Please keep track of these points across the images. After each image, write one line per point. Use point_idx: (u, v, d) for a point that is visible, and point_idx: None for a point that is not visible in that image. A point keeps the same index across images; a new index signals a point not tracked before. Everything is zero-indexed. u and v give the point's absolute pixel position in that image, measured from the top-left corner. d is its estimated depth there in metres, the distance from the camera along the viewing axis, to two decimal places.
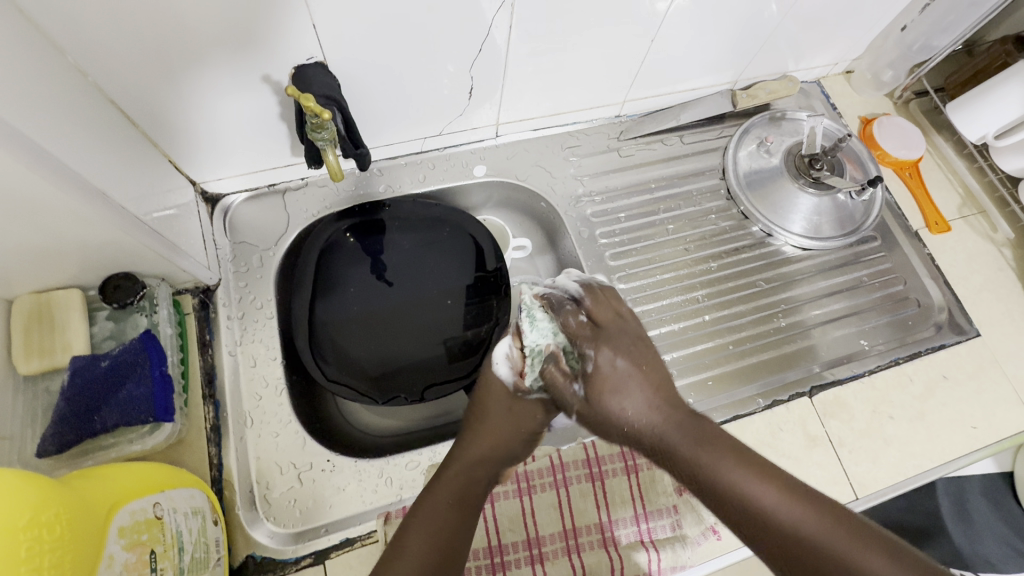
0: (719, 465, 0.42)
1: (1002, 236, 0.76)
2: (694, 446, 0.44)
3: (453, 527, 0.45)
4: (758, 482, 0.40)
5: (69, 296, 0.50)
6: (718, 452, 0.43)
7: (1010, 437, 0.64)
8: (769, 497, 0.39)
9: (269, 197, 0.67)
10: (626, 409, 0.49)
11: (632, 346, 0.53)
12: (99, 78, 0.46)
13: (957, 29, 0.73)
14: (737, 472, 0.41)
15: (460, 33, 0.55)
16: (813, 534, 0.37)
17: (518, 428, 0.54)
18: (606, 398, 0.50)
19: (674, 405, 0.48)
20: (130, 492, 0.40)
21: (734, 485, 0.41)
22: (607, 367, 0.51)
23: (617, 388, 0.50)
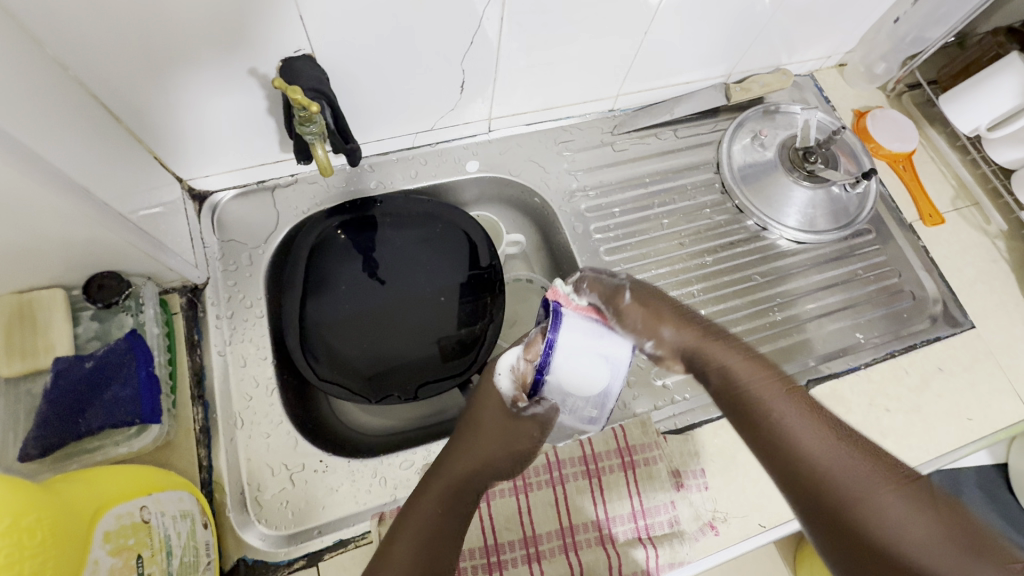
0: (775, 399, 0.45)
1: (995, 228, 0.76)
2: (755, 381, 0.47)
3: (438, 540, 0.43)
4: (806, 420, 0.42)
5: (53, 296, 0.49)
6: (777, 392, 0.46)
7: (1005, 428, 0.64)
8: (807, 429, 0.41)
9: (258, 194, 0.66)
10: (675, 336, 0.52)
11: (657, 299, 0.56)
12: (80, 72, 0.45)
13: (949, 21, 0.73)
14: (791, 409, 0.44)
15: (451, 26, 0.54)
16: (851, 473, 0.37)
17: (505, 444, 0.50)
18: (654, 318, 0.52)
19: (721, 348, 0.52)
20: (117, 495, 0.39)
21: (780, 412, 0.43)
22: (643, 289, 0.55)
23: (649, 301, 0.53)
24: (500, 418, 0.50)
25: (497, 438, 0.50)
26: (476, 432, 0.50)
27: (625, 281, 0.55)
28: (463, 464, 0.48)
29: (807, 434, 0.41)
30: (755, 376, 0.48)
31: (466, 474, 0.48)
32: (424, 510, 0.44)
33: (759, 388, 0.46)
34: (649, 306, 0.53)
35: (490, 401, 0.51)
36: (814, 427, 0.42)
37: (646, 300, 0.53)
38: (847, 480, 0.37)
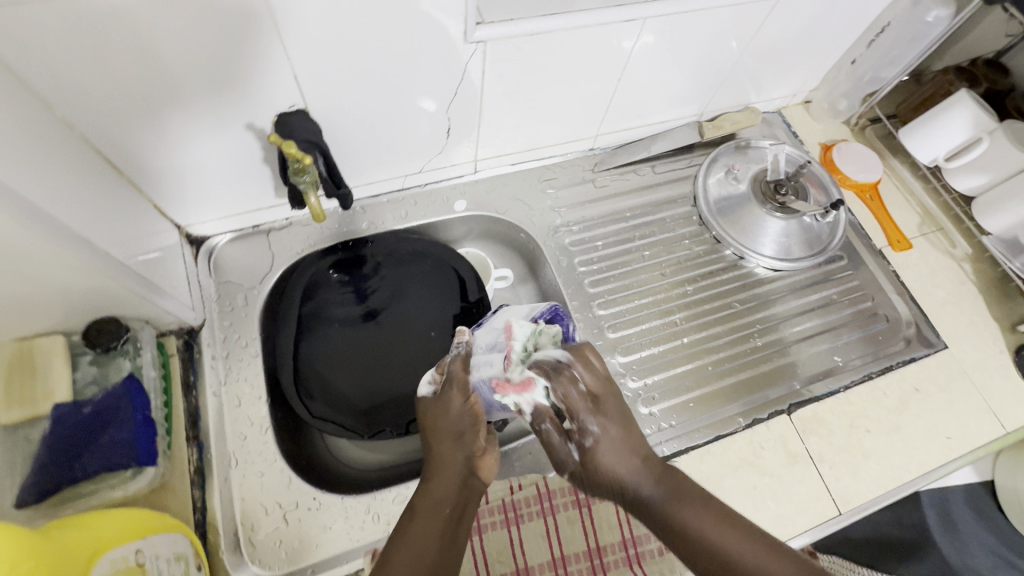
0: (695, 524, 0.41)
1: (961, 251, 0.80)
2: (674, 507, 0.43)
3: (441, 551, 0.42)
4: (727, 539, 0.40)
5: (52, 342, 0.50)
6: (692, 511, 0.42)
7: (983, 446, 0.66)
8: (739, 556, 0.39)
9: (254, 237, 0.68)
10: (625, 469, 0.45)
11: (625, 416, 0.48)
12: (86, 130, 0.48)
13: (903, 61, 0.79)
14: (715, 534, 0.40)
15: (436, 76, 0.58)
16: None
17: (470, 440, 0.50)
18: (598, 462, 0.46)
19: (651, 460, 0.46)
20: (113, 538, 0.40)
21: (699, 535, 0.41)
22: (607, 440, 0.47)
23: (612, 451, 0.46)
24: (450, 414, 0.51)
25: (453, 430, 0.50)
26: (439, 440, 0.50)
27: (591, 425, 0.47)
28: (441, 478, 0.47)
29: (738, 553, 0.39)
30: (674, 494, 0.43)
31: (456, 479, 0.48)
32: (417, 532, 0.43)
33: (668, 503, 0.43)
34: (599, 457, 0.46)
35: (432, 411, 0.52)
36: (741, 539, 0.40)
37: (598, 448, 0.47)
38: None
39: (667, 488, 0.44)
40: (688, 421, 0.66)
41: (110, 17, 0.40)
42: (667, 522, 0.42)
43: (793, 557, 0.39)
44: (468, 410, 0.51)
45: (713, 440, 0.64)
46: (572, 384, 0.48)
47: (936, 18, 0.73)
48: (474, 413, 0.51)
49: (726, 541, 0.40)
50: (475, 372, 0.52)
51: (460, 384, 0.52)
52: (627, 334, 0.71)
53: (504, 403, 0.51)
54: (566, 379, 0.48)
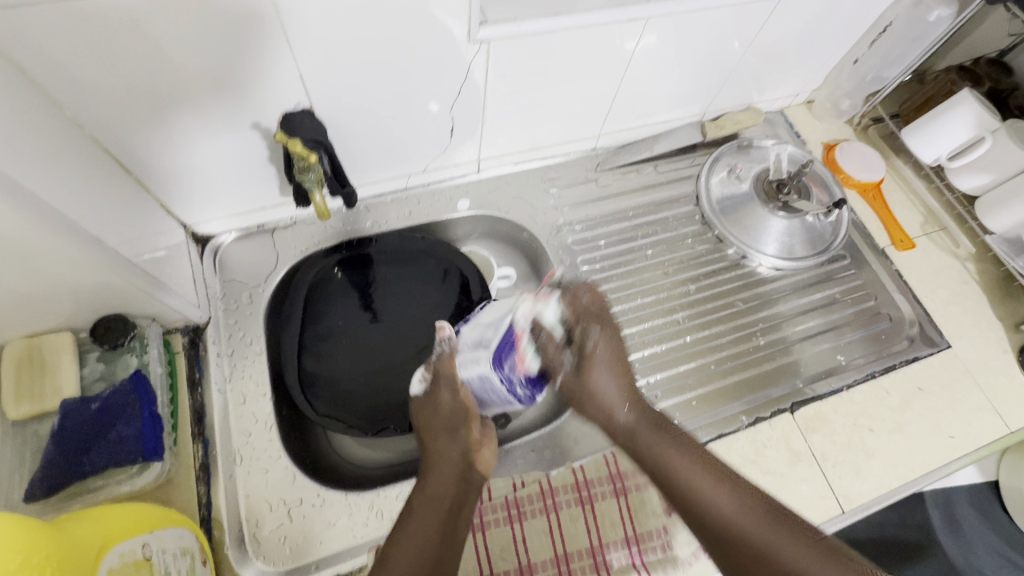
0: (674, 457, 0.51)
1: (964, 250, 0.80)
2: (654, 437, 0.54)
3: (438, 542, 0.45)
4: (700, 475, 0.50)
5: (60, 339, 0.51)
6: (673, 446, 0.52)
7: (986, 445, 0.66)
8: (708, 486, 0.49)
9: (259, 236, 0.69)
10: (611, 392, 0.57)
11: (617, 339, 0.59)
12: (95, 130, 0.48)
13: (905, 60, 0.79)
14: (689, 467, 0.50)
15: (440, 77, 0.58)
16: (746, 522, 0.46)
17: (463, 435, 0.54)
18: (590, 376, 0.57)
19: (645, 406, 0.56)
20: (122, 533, 0.40)
21: (675, 469, 0.51)
22: (602, 350, 0.58)
23: (603, 366, 0.58)
24: (443, 411, 0.55)
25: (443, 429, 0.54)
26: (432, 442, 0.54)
27: (590, 340, 0.58)
28: (439, 475, 0.51)
29: (709, 492, 0.48)
30: (658, 428, 0.54)
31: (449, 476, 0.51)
32: (416, 525, 0.46)
33: (655, 443, 0.53)
34: (591, 366, 0.57)
35: (425, 411, 0.56)
36: (714, 482, 0.49)
37: (594, 362, 0.57)
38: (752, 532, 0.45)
39: (654, 429, 0.54)
40: (691, 419, 0.66)
41: (119, 17, 0.41)
42: (655, 460, 0.52)
43: (754, 495, 0.48)
44: (459, 406, 0.55)
45: (716, 438, 0.64)
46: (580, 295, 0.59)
47: (938, 17, 0.73)
48: (465, 409, 0.55)
49: (699, 478, 0.49)
50: (464, 369, 0.54)
51: (449, 382, 0.55)
52: (629, 333, 0.71)
53: (502, 398, 0.54)
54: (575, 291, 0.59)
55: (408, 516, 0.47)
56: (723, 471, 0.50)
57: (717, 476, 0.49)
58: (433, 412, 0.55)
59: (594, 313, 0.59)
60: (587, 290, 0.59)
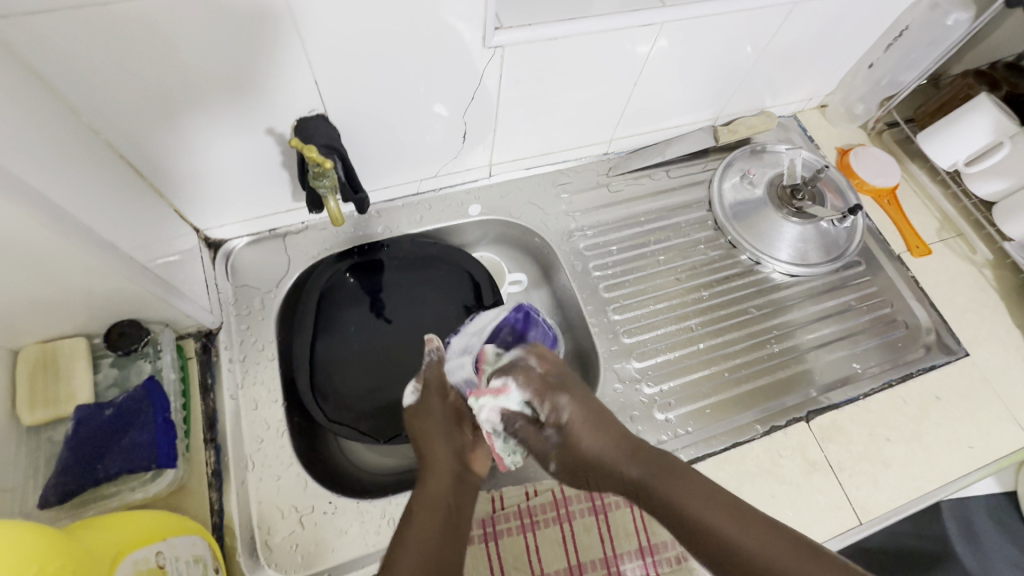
0: (694, 504, 0.45)
1: (981, 257, 0.79)
2: (669, 488, 0.47)
3: (442, 543, 0.43)
4: (728, 519, 0.44)
5: (74, 345, 0.51)
6: (693, 495, 0.46)
7: (1007, 455, 0.65)
8: (741, 537, 0.43)
9: (271, 241, 0.69)
10: (606, 451, 0.50)
11: (590, 399, 0.52)
12: (111, 136, 0.48)
13: (920, 65, 0.78)
14: (709, 509, 0.45)
15: (453, 82, 0.58)
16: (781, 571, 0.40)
17: (457, 437, 0.54)
18: (579, 446, 0.51)
19: (643, 450, 0.50)
20: (135, 539, 0.40)
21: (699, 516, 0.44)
22: (579, 416, 0.51)
23: (584, 432, 0.51)
24: (435, 414, 0.55)
25: (439, 432, 0.53)
26: (429, 446, 0.52)
27: (563, 407, 0.51)
28: (437, 477, 0.49)
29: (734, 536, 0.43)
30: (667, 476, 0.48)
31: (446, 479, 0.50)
32: (420, 525, 0.44)
33: (668, 487, 0.47)
34: (575, 437, 0.51)
35: (417, 417, 0.55)
36: (739, 525, 0.43)
37: (576, 432, 0.51)
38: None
39: (663, 473, 0.48)
40: (704, 427, 0.65)
41: (133, 23, 0.41)
42: (669, 504, 0.46)
43: (792, 540, 0.42)
44: (449, 409, 0.55)
45: (731, 447, 0.63)
46: (529, 370, 0.51)
47: (956, 22, 0.72)
48: (455, 411, 0.55)
49: (733, 526, 0.43)
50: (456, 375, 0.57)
51: (436, 387, 0.57)
52: (641, 340, 0.71)
53: None
54: (523, 368, 0.51)
55: (410, 520, 0.45)
56: (751, 512, 0.44)
57: (744, 520, 0.43)
58: (428, 418, 0.55)
59: (553, 386, 0.51)
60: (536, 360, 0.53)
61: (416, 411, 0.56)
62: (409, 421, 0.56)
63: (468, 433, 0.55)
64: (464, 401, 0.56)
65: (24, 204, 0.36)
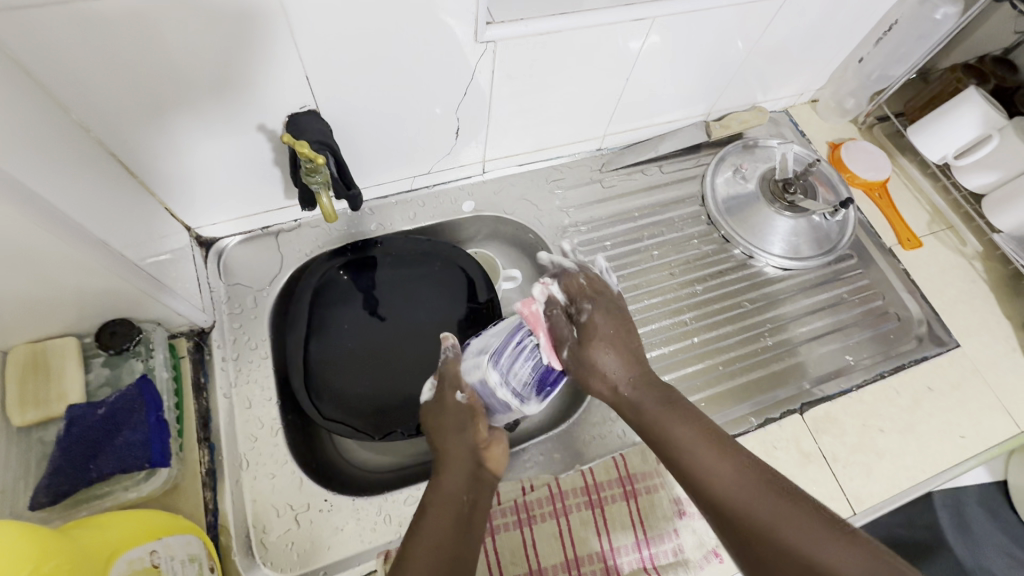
0: (678, 426, 0.48)
1: (971, 249, 0.79)
2: (660, 408, 0.50)
3: (453, 546, 0.45)
4: (707, 447, 0.46)
5: (64, 344, 0.50)
6: (677, 422, 0.49)
7: (998, 444, 0.66)
8: (714, 470, 0.45)
9: (263, 239, 0.68)
10: (610, 368, 0.53)
11: (619, 312, 0.56)
12: (101, 134, 0.48)
13: (910, 59, 0.79)
14: (689, 434, 0.48)
15: (444, 76, 0.58)
16: (748, 500, 0.43)
17: (470, 434, 0.52)
18: (591, 347, 0.53)
19: (649, 378, 0.53)
20: (129, 540, 0.40)
21: (685, 445, 0.47)
22: (601, 327, 0.54)
23: (602, 340, 0.54)
24: (449, 411, 0.54)
25: (455, 429, 0.53)
26: (444, 440, 0.53)
27: (589, 309, 0.55)
28: (454, 476, 0.50)
29: (710, 462, 0.45)
30: (666, 403, 0.50)
31: (462, 479, 0.50)
32: (429, 524, 0.46)
33: (658, 414, 0.50)
34: (590, 340, 0.54)
35: (432, 409, 0.55)
36: (719, 458, 0.46)
37: (592, 336, 0.54)
38: (757, 514, 0.42)
39: (658, 401, 0.51)
40: None
41: (121, 19, 0.41)
42: (656, 427, 0.49)
43: (769, 479, 0.43)
44: (464, 407, 0.54)
45: None
46: (577, 277, 0.57)
47: (944, 15, 0.73)
48: (471, 408, 0.54)
49: (713, 461, 0.45)
50: (469, 375, 0.55)
51: (452, 379, 0.56)
52: (636, 335, 0.71)
53: (502, 402, 0.53)
54: (571, 276, 0.58)
55: (422, 517, 0.47)
56: (740, 452, 0.46)
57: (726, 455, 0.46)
58: (443, 412, 0.54)
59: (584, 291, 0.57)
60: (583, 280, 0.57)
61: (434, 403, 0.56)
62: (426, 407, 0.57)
63: (483, 430, 0.53)
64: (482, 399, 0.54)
65: (20, 206, 0.37)
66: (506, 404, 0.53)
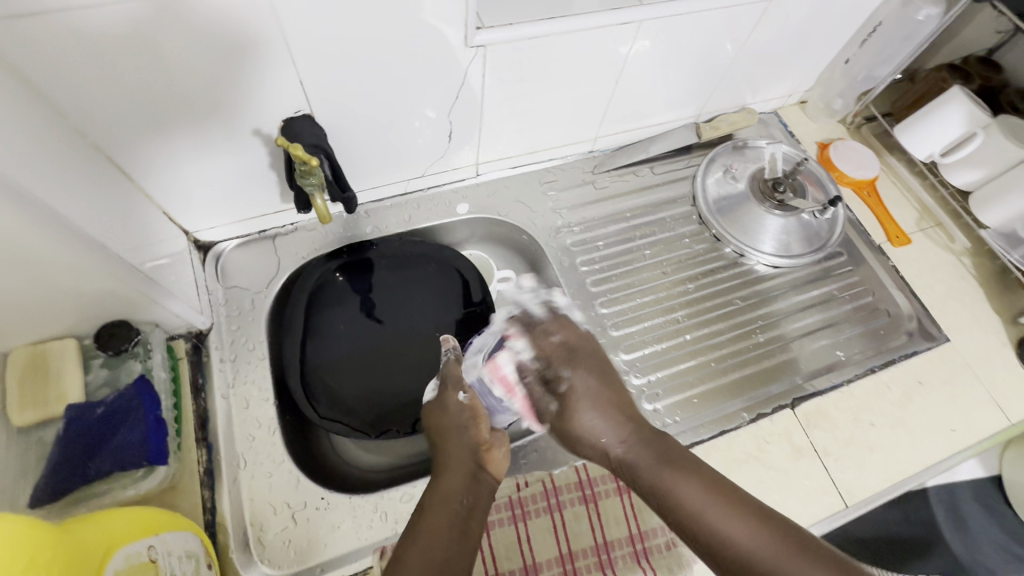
0: (677, 486, 0.47)
1: (959, 246, 0.80)
2: (659, 468, 0.48)
3: (452, 542, 0.45)
4: (715, 507, 0.45)
5: (64, 346, 0.51)
6: (676, 475, 0.48)
7: (988, 438, 0.66)
8: (726, 522, 0.44)
9: (260, 243, 0.69)
10: (598, 429, 0.52)
11: (598, 367, 0.55)
12: (99, 139, 0.49)
13: (895, 59, 0.80)
14: (698, 496, 0.46)
15: (437, 81, 0.59)
16: (769, 556, 0.42)
17: (472, 433, 0.54)
18: (578, 416, 0.52)
19: (642, 432, 0.51)
20: (126, 533, 0.41)
21: (691, 512, 0.45)
22: (582, 388, 0.53)
23: (585, 404, 0.52)
24: (451, 412, 0.55)
25: (457, 432, 0.54)
26: (446, 443, 0.53)
27: (568, 373, 0.53)
28: (455, 475, 0.51)
29: (721, 521, 0.44)
30: (662, 458, 0.49)
31: (462, 479, 0.51)
32: (430, 522, 0.46)
33: (657, 473, 0.48)
34: (575, 408, 0.52)
35: (433, 413, 0.56)
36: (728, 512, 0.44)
37: (576, 401, 0.52)
38: (779, 572, 0.41)
39: (655, 459, 0.49)
40: (693, 416, 0.66)
41: (120, 31, 0.42)
42: (657, 488, 0.48)
43: (772, 522, 0.44)
44: (466, 406, 0.55)
45: (719, 435, 0.64)
46: (551, 334, 0.56)
47: (927, 17, 0.75)
48: (473, 407, 0.55)
49: (724, 518, 0.44)
50: (473, 372, 0.58)
51: (454, 381, 0.58)
52: (629, 333, 0.72)
53: (504, 402, 0.55)
54: (544, 333, 0.56)
55: (421, 516, 0.47)
56: (741, 500, 0.45)
57: (735, 505, 0.45)
58: (445, 414, 0.55)
59: (563, 355, 0.54)
60: (560, 328, 0.57)
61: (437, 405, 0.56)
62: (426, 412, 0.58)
63: (485, 432, 0.55)
64: (482, 399, 0.56)
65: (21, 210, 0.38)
66: (505, 405, 0.55)
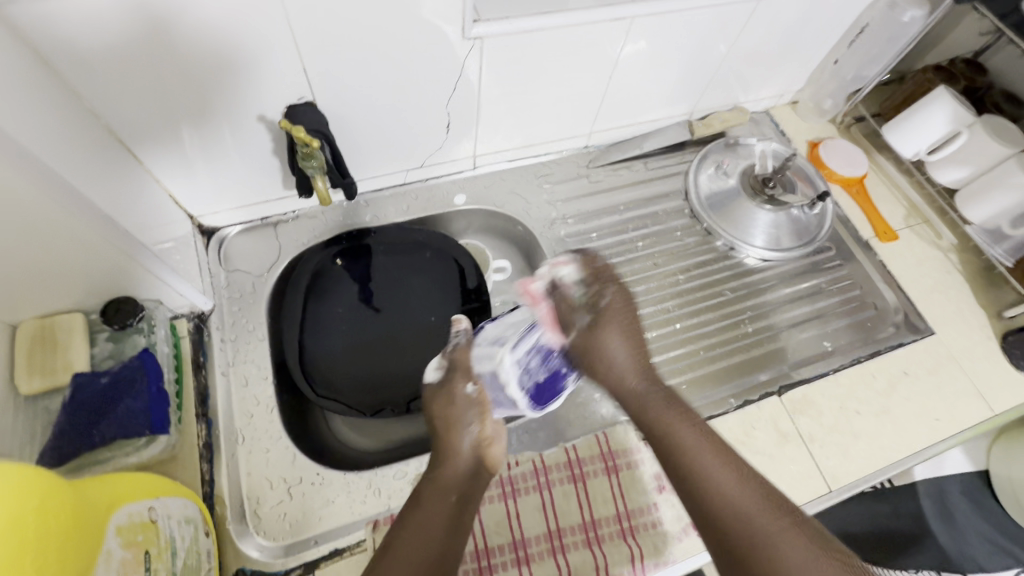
0: (677, 427, 0.50)
1: (946, 242, 0.82)
2: (664, 408, 0.52)
3: (445, 534, 0.48)
4: (709, 455, 0.48)
5: (72, 320, 0.53)
6: (677, 420, 0.51)
7: (970, 427, 0.68)
8: (717, 470, 0.47)
9: (262, 229, 0.71)
10: (622, 355, 0.53)
11: (631, 301, 0.56)
12: (111, 121, 0.51)
13: (883, 60, 0.82)
14: (693, 440, 0.49)
15: (435, 73, 0.61)
16: (750, 508, 0.45)
17: (474, 430, 0.56)
18: (602, 336, 0.53)
19: (657, 377, 0.54)
20: (128, 493, 0.42)
21: (689, 455, 0.48)
22: (615, 306, 0.54)
23: (615, 323, 0.54)
24: (457, 404, 0.57)
25: (459, 426, 0.55)
26: (448, 435, 0.55)
27: (606, 296, 0.55)
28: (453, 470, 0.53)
29: (712, 467, 0.47)
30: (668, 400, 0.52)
31: (458, 474, 0.53)
32: (425, 514, 0.49)
33: (661, 411, 0.51)
34: (603, 326, 0.53)
35: (438, 402, 0.58)
36: (721, 462, 0.47)
37: (607, 319, 0.54)
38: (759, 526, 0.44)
39: (664, 400, 0.52)
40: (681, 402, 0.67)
41: (134, 17, 0.44)
42: (657, 424, 0.51)
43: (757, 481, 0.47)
44: (473, 401, 0.57)
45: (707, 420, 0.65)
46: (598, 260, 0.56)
47: (911, 18, 0.76)
48: (479, 402, 0.57)
49: (718, 467, 0.47)
50: (479, 363, 0.58)
51: (461, 369, 0.59)
52: None
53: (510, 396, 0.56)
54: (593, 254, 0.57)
55: (417, 505, 0.50)
56: (736, 458, 0.48)
57: (727, 460, 0.48)
58: (448, 406, 0.57)
59: (609, 276, 0.56)
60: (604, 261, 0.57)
61: (442, 394, 0.58)
62: (428, 398, 0.59)
63: (486, 427, 0.56)
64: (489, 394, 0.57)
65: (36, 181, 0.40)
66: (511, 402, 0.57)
